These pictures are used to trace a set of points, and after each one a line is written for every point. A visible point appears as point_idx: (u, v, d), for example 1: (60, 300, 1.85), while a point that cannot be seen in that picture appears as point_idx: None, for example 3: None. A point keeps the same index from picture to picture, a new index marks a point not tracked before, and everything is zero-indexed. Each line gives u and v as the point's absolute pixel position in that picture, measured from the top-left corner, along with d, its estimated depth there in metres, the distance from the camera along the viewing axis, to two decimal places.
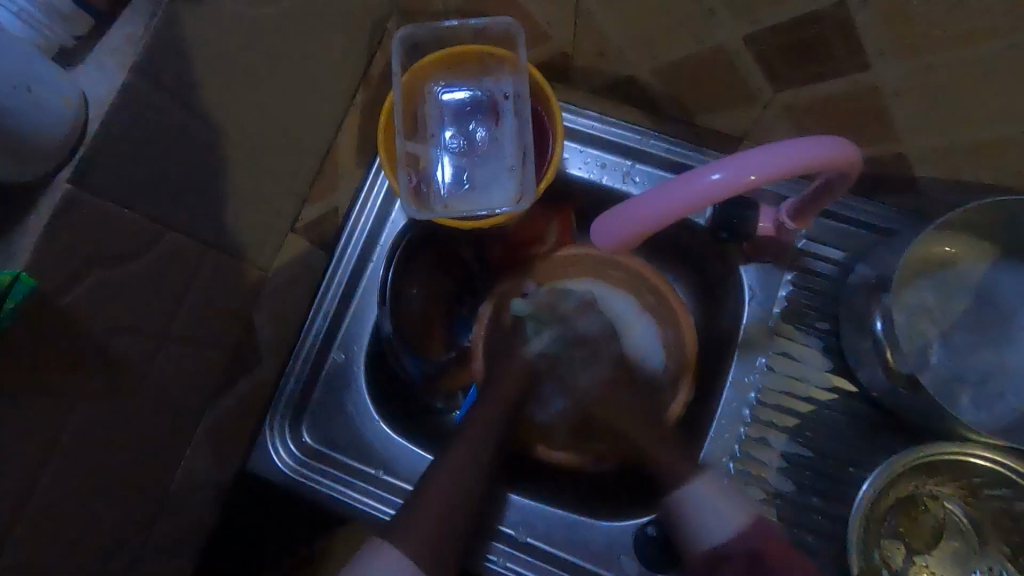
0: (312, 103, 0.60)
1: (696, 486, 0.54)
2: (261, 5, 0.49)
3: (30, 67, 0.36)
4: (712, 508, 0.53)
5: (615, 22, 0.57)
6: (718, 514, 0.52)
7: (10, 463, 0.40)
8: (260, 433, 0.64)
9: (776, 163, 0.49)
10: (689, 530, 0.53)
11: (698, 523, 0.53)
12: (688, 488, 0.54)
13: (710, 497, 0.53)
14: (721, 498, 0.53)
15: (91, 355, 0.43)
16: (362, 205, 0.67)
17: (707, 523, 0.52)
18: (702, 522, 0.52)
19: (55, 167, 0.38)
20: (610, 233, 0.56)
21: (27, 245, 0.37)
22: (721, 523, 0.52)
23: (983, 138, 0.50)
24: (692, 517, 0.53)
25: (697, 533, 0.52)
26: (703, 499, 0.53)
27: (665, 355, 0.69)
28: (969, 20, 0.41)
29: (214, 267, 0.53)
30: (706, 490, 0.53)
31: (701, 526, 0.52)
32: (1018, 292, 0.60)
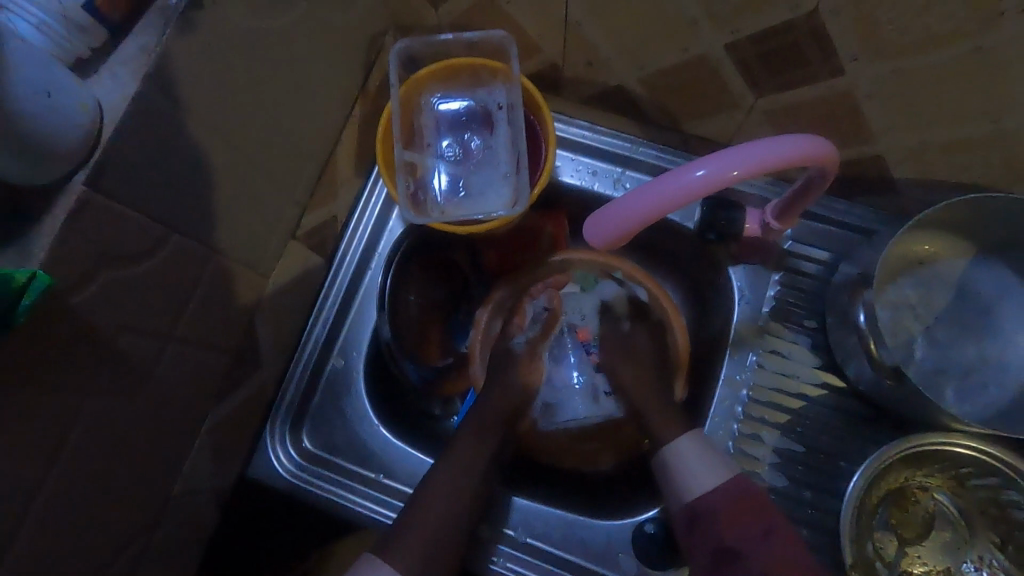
0: (310, 116, 0.63)
1: (681, 442, 0.56)
2: (258, 25, 0.51)
3: (51, 75, 0.38)
4: (694, 463, 0.55)
5: (596, 33, 0.58)
6: (700, 469, 0.55)
7: (23, 455, 0.42)
8: (261, 436, 0.67)
9: (760, 158, 0.46)
10: (671, 482, 0.56)
11: (679, 476, 0.55)
12: (674, 444, 0.57)
13: (693, 453, 0.55)
14: (704, 454, 0.55)
15: (88, 367, 0.45)
16: (360, 216, 0.71)
17: (688, 476, 0.55)
18: (683, 474, 0.55)
19: (73, 168, 0.41)
20: (598, 230, 0.51)
21: (44, 243, 0.39)
22: (702, 476, 0.54)
23: (961, 138, 0.51)
24: (675, 469, 0.56)
25: (679, 485, 0.55)
26: (686, 453, 0.56)
27: None
28: (934, 26, 0.42)
29: (217, 271, 0.56)
30: (690, 446, 0.56)
31: (683, 479, 0.55)
32: (996, 287, 0.62)
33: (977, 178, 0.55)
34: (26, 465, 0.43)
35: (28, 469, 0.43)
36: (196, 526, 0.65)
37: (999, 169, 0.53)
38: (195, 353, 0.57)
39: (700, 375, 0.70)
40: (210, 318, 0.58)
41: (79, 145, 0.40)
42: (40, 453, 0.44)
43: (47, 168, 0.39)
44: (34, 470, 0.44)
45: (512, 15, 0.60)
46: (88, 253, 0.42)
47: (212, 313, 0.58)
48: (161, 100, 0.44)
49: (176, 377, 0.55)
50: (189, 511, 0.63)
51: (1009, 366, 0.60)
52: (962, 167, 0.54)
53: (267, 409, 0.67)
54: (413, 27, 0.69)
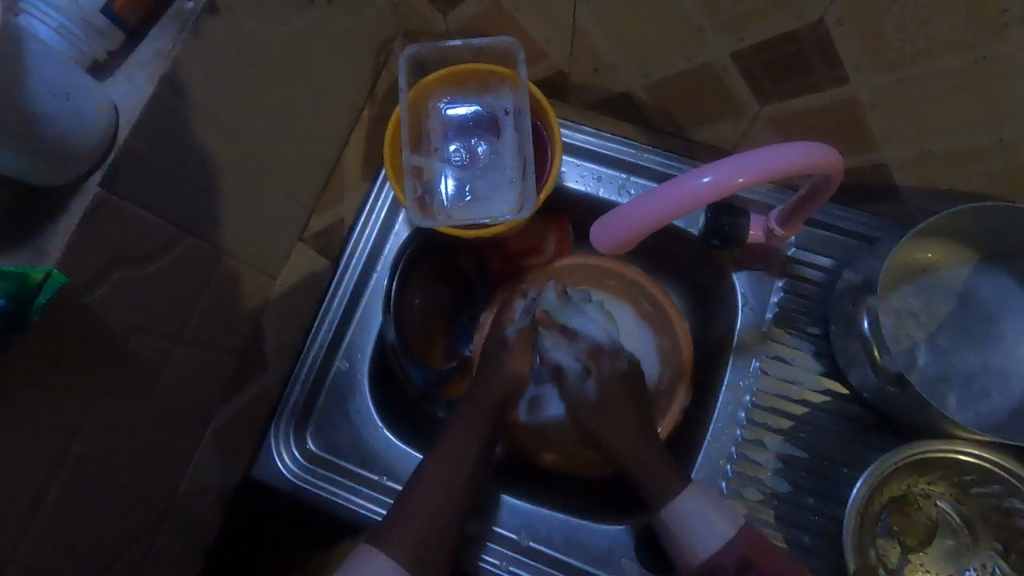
0: (318, 120, 0.64)
1: (683, 500, 0.57)
2: (268, 30, 0.52)
3: (69, 78, 0.39)
4: (701, 519, 0.56)
5: (602, 41, 0.58)
6: (707, 526, 0.56)
7: (34, 452, 0.43)
8: (266, 437, 0.67)
9: (765, 165, 0.46)
10: (679, 541, 0.56)
11: (688, 536, 0.56)
12: (676, 502, 0.57)
13: (696, 509, 0.56)
14: (707, 509, 0.56)
15: (99, 366, 0.46)
16: (367, 219, 0.72)
17: (697, 533, 0.56)
18: (692, 533, 0.56)
19: (89, 169, 0.42)
20: (604, 236, 0.52)
21: (59, 242, 0.40)
22: (711, 533, 0.55)
23: (963, 147, 0.51)
24: (682, 529, 0.56)
25: (689, 544, 0.56)
26: (691, 511, 0.56)
27: (662, 362, 0.69)
28: (937, 37, 0.42)
29: (225, 273, 0.57)
30: (692, 502, 0.57)
31: (692, 537, 0.56)
32: (999, 295, 0.62)
33: (979, 187, 0.56)
34: (37, 463, 0.43)
35: (39, 467, 0.44)
36: (200, 526, 0.65)
37: (1001, 178, 0.53)
38: (202, 354, 0.58)
39: (703, 380, 0.70)
40: (218, 319, 0.58)
41: (93, 146, 0.41)
42: (51, 451, 0.44)
43: (63, 169, 0.40)
44: (45, 468, 0.44)
45: (519, 22, 0.61)
46: (102, 253, 0.43)
47: (220, 314, 0.58)
48: (174, 103, 0.45)
49: (183, 378, 0.56)
50: (193, 512, 0.63)
51: (1012, 374, 0.61)
52: (964, 176, 0.55)
53: (273, 410, 0.68)
54: (421, 33, 0.70)
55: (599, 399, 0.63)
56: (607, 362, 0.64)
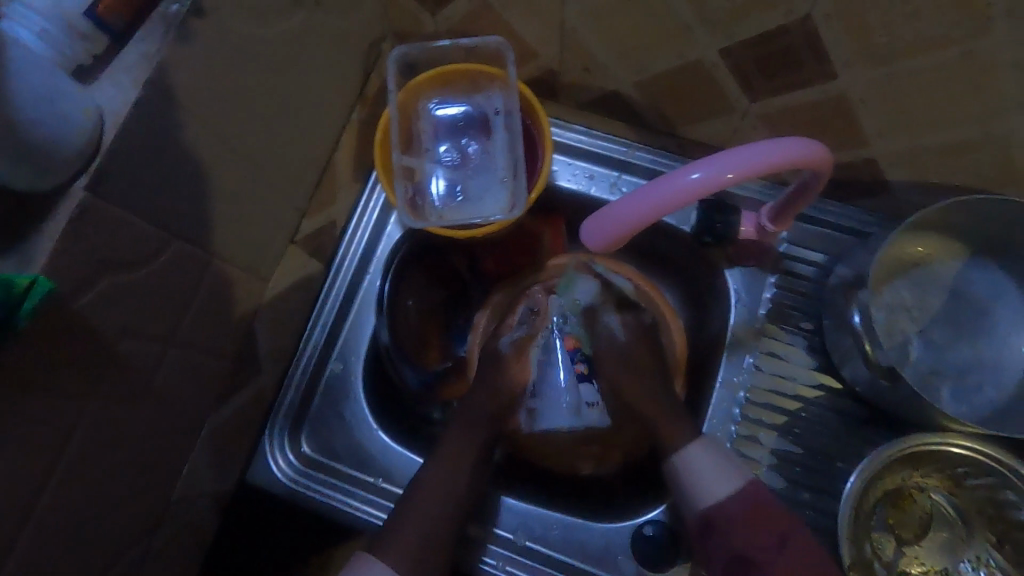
0: (307, 122, 0.63)
1: (692, 449, 0.56)
2: (256, 32, 0.52)
3: (54, 83, 0.39)
4: (708, 469, 0.54)
5: (592, 39, 0.58)
6: (713, 476, 0.54)
7: (25, 461, 0.43)
8: (260, 442, 0.67)
9: (754, 161, 0.46)
10: (686, 491, 0.55)
11: (693, 485, 0.55)
12: (685, 451, 0.56)
13: (705, 461, 0.55)
14: (716, 460, 0.55)
15: (89, 372, 0.46)
16: (359, 220, 0.71)
17: (702, 483, 0.54)
18: (697, 482, 0.54)
19: (75, 175, 0.41)
20: (596, 233, 0.52)
21: (47, 248, 0.40)
22: (716, 483, 0.54)
23: (952, 141, 0.51)
24: (688, 478, 0.55)
25: (693, 493, 0.54)
26: (699, 462, 0.55)
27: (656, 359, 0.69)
28: (924, 31, 0.43)
29: (216, 276, 0.57)
30: (702, 455, 0.55)
31: (697, 487, 0.54)
32: (990, 288, 0.62)
33: (969, 180, 0.56)
34: (27, 470, 0.43)
35: (30, 474, 0.43)
36: (195, 532, 0.65)
37: (991, 171, 0.53)
38: (195, 359, 0.57)
39: (698, 377, 0.70)
40: (210, 323, 0.58)
41: (80, 150, 0.40)
42: (41, 458, 0.44)
43: (49, 174, 0.39)
44: (36, 476, 0.44)
45: (509, 22, 0.61)
46: (90, 258, 0.42)
47: (212, 318, 0.58)
48: (161, 106, 0.44)
49: (177, 382, 0.56)
50: (188, 516, 0.63)
51: (1005, 366, 0.61)
52: (954, 169, 0.55)
53: (266, 414, 0.67)
54: (411, 34, 0.70)
55: (625, 347, 0.65)
56: (633, 316, 0.67)
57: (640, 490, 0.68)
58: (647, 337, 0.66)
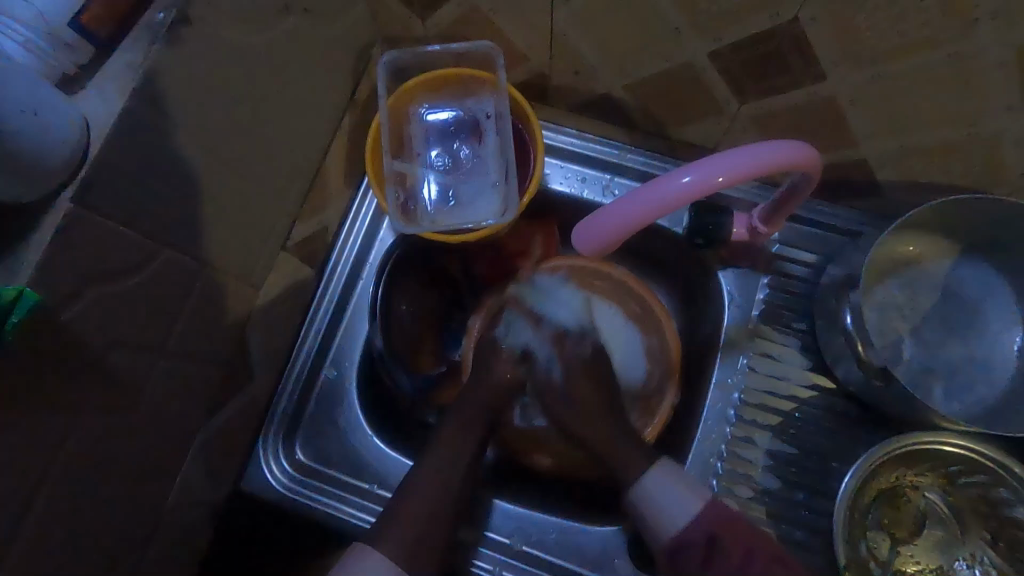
0: (297, 128, 0.63)
1: (648, 477, 0.55)
2: (243, 39, 0.52)
3: (37, 94, 0.39)
4: (667, 494, 0.53)
5: (582, 43, 0.58)
6: (675, 502, 0.53)
7: (14, 474, 0.42)
8: (255, 450, 0.66)
9: (744, 164, 0.46)
10: (648, 521, 0.54)
11: (655, 514, 0.53)
12: (641, 479, 0.55)
13: (666, 486, 0.54)
14: (676, 485, 0.54)
15: (78, 384, 0.45)
16: (351, 225, 0.70)
17: (663, 510, 0.53)
18: (659, 511, 0.53)
19: (59, 185, 0.41)
20: (587, 238, 0.52)
21: (33, 260, 0.39)
22: (676, 509, 0.53)
23: (940, 141, 0.52)
24: (649, 507, 0.54)
25: (656, 524, 0.53)
26: (659, 488, 0.54)
27: (649, 362, 0.69)
28: (910, 32, 0.43)
29: (207, 284, 0.56)
30: (662, 480, 0.54)
31: (658, 516, 0.53)
32: (980, 286, 0.63)
33: (957, 180, 0.56)
34: (17, 485, 0.43)
35: (20, 487, 0.43)
36: (188, 543, 0.64)
37: (978, 170, 0.54)
38: (186, 368, 0.57)
39: (692, 378, 0.71)
40: (201, 332, 0.58)
41: (64, 162, 0.40)
42: (30, 473, 0.43)
43: (35, 185, 0.39)
44: (25, 490, 0.43)
45: (498, 26, 0.61)
46: (78, 269, 0.42)
47: (203, 327, 0.58)
48: (149, 114, 0.44)
49: (167, 392, 0.55)
50: (181, 527, 0.63)
51: (995, 364, 0.61)
52: (942, 169, 0.55)
53: (261, 422, 0.67)
54: (401, 38, 0.70)
55: (566, 388, 0.62)
56: (571, 348, 0.64)
57: None
58: (589, 372, 0.63)
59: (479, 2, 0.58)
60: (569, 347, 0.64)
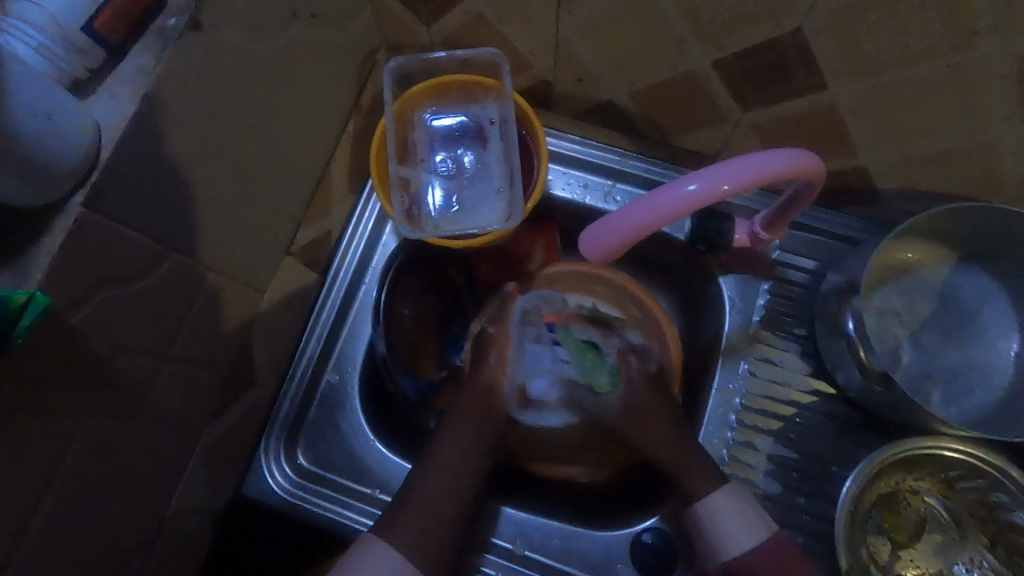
0: (303, 133, 0.63)
1: (716, 496, 0.54)
2: (251, 45, 0.52)
3: (50, 98, 0.39)
4: (732, 517, 0.53)
5: (586, 50, 0.59)
6: (739, 528, 0.53)
7: (22, 476, 0.42)
8: (256, 455, 0.65)
9: (748, 172, 0.47)
10: (709, 541, 0.54)
11: (717, 534, 0.53)
12: (708, 498, 0.55)
13: (732, 512, 0.53)
14: (742, 512, 0.53)
15: (83, 390, 0.45)
16: (354, 228, 0.70)
17: (726, 532, 0.53)
18: (721, 531, 0.53)
19: (72, 190, 0.41)
20: (592, 245, 0.52)
21: (43, 265, 0.39)
22: (740, 533, 0.52)
23: (939, 149, 0.53)
24: (712, 526, 0.53)
25: (716, 545, 0.53)
26: (726, 513, 0.53)
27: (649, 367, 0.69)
28: (911, 43, 0.43)
29: (212, 288, 0.56)
30: (730, 505, 0.54)
31: (720, 537, 0.53)
32: (978, 293, 0.64)
33: (955, 188, 0.57)
34: (20, 489, 0.42)
35: (23, 494, 0.43)
36: (189, 549, 0.64)
37: (975, 180, 0.55)
38: (191, 373, 0.57)
39: (693, 384, 0.71)
40: (206, 336, 0.58)
41: (76, 166, 0.40)
42: (33, 479, 0.43)
43: (46, 190, 0.39)
44: (30, 494, 0.43)
45: (503, 33, 0.61)
46: (86, 272, 0.42)
47: (208, 331, 0.58)
48: (159, 119, 0.44)
49: (172, 397, 0.55)
50: (182, 533, 0.62)
51: (993, 370, 0.62)
52: (940, 178, 0.56)
53: (262, 426, 0.66)
54: (406, 45, 0.70)
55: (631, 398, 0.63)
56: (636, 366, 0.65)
57: (639, 497, 0.68)
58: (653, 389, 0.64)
59: (484, 10, 0.58)
60: (634, 366, 0.66)
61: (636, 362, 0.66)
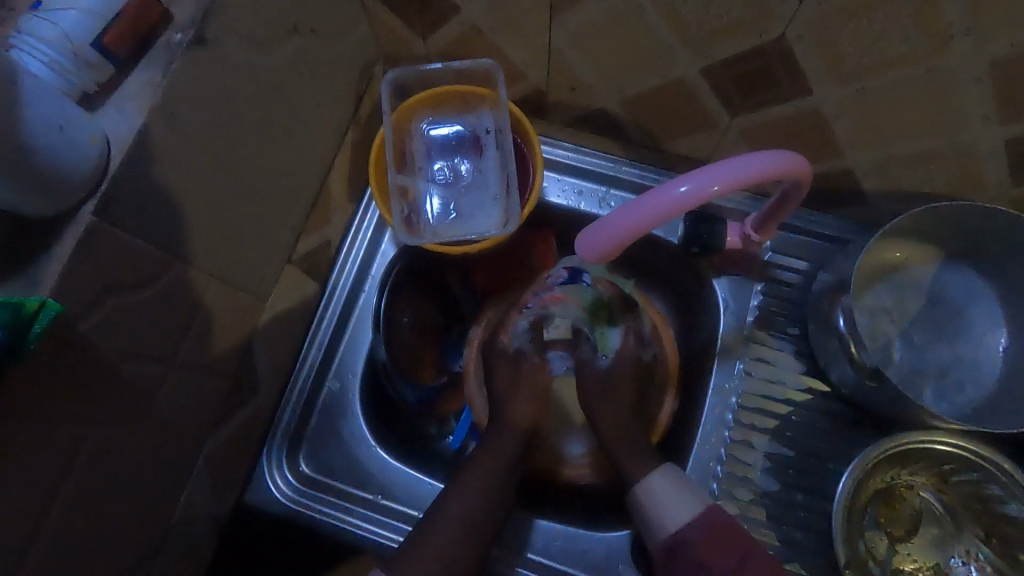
0: (302, 145, 0.65)
1: (653, 476, 0.57)
2: (253, 59, 0.53)
3: (64, 111, 0.40)
4: (668, 494, 0.55)
5: (578, 60, 0.61)
6: (675, 503, 0.55)
7: (32, 482, 0.43)
8: (258, 462, 0.66)
9: (737, 172, 0.48)
10: (648, 518, 0.56)
11: (656, 511, 0.55)
12: (647, 479, 0.57)
13: (668, 489, 0.55)
14: (678, 487, 0.56)
15: (90, 398, 0.46)
16: (354, 237, 0.71)
17: (662, 509, 0.55)
18: (658, 509, 0.55)
19: (80, 201, 0.42)
20: (589, 248, 0.53)
21: (53, 272, 0.41)
22: (677, 510, 0.55)
23: (921, 150, 0.54)
24: (649, 504, 0.56)
25: (655, 521, 0.55)
26: (662, 491, 0.56)
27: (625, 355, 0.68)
28: (889, 49, 0.45)
29: (216, 295, 0.57)
30: (666, 483, 0.56)
31: (658, 514, 0.55)
32: (965, 291, 0.65)
33: (938, 188, 0.59)
34: (30, 494, 0.43)
35: (33, 499, 0.43)
36: (193, 556, 0.65)
37: (959, 179, 0.56)
38: (193, 381, 0.58)
39: (690, 386, 0.72)
40: (209, 344, 0.58)
41: (86, 177, 0.41)
42: (40, 487, 0.43)
43: (57, 199, 0.40)
44: (40, 499, 0.44)
45: (497, 44, 0.63)
46: (94, 282, 0.43)
47: (211, 340, 0.58)
48: (165, 132, 0.45)
49: (176, 405, 0.56)
50: (186, 540, 0.63)
51: (982, 365, 0.63)
52: (925, 178, 0.58)
53: (265, 434, 0.67)
54: (402, 57, 0.72)
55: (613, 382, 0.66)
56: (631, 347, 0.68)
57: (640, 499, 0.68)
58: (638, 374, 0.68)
59: (478, 23, 0.60)
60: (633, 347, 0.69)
61: (635, 343, 0.69)
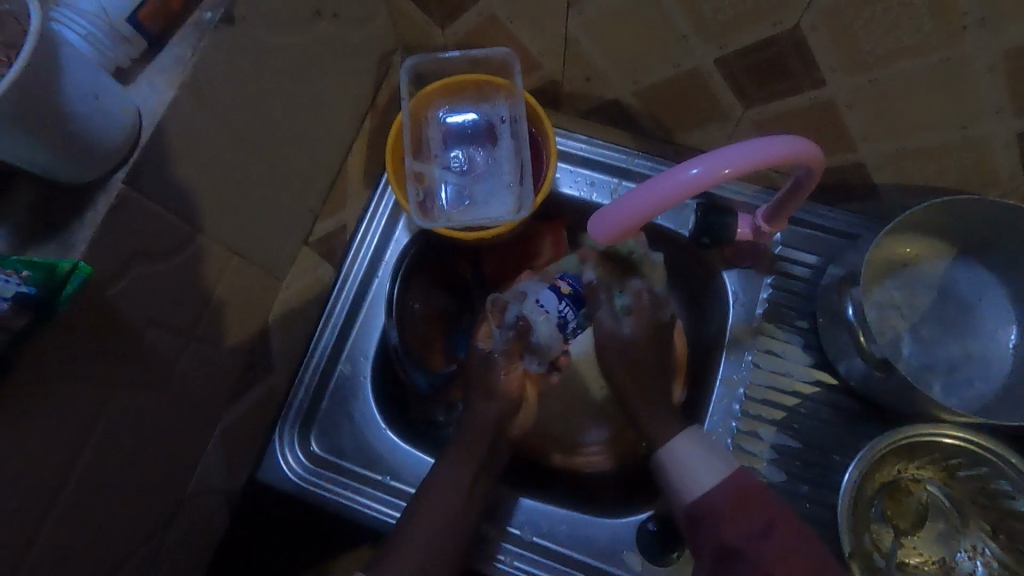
0: (322, 129, 0.66)
1: (677, 439, 0.55)
2: (276, 41, 0.54)
3: (99, 81, 0.42)
4: (691, 460, 0.54)
5: (594, 50, 0.62)
6: (698, 469, 0.53)
7: (54, 443, 0.44)
8: (271, 439, 0.68)
9: (749, 156, 0.49)
10: (672, 483, 0.54)
11: (678, 476, 0.54)
12: (670, 444, 0.55)
13: (691, 455, 0.54)
14: (703, 453, 0.54)
15: (112, 364, 0.47)
16: (370, 223, 0.74)
17: (688, 475, 0.53)
18: (681, 474, 0.53)
19: (113, 168, 0.44)
20: (602, 230, 0.54)
21: (84, 237, 0.42)
22: (700, 475, 0.52)
23: (934, 142, 0.55)
24: (672, 470, 0.54)
25: (678, 486, 0.53)
26: (686, 457, 0.54)
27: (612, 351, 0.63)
28: (904, 39, 0.46)
29: (234, 272, 0.59)
30: (689, 449, 0.54)
31: (681, 479, 0.53)
32: (976, 288, 0.65)
33: (949, 182, 0.59)
34: (51, 454, 0.44)
35: (57, 459, 0.45)
36: (203, 528, 0.66)
37: (971, 172, 0.57)
38: (210, 356, 0.59)
39: (698, 377, 0.72)
40: (226, 319, 0.60)
41: (119, 146, 0.43)
42: (65, 448, 0.45)
43: (91, 166, 0.42)
44: (62, 458, 0.45)
45: (514, 34, 0.64)
46: (121, 250, 0.44)
47: (228, 316, 0.60)
48: (192, 108, 0.47)
49: (193, 379, 0.57)
50: (198, 513, 0.64)
51: (992, 361, 0.63)
52: (936, 171, 0.58)
53: (279, 412, 0.69)
54: (420, 46, 0.73)
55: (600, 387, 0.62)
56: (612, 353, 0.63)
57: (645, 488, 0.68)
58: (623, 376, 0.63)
59: (496, 12, 0.61)
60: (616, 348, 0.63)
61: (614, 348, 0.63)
